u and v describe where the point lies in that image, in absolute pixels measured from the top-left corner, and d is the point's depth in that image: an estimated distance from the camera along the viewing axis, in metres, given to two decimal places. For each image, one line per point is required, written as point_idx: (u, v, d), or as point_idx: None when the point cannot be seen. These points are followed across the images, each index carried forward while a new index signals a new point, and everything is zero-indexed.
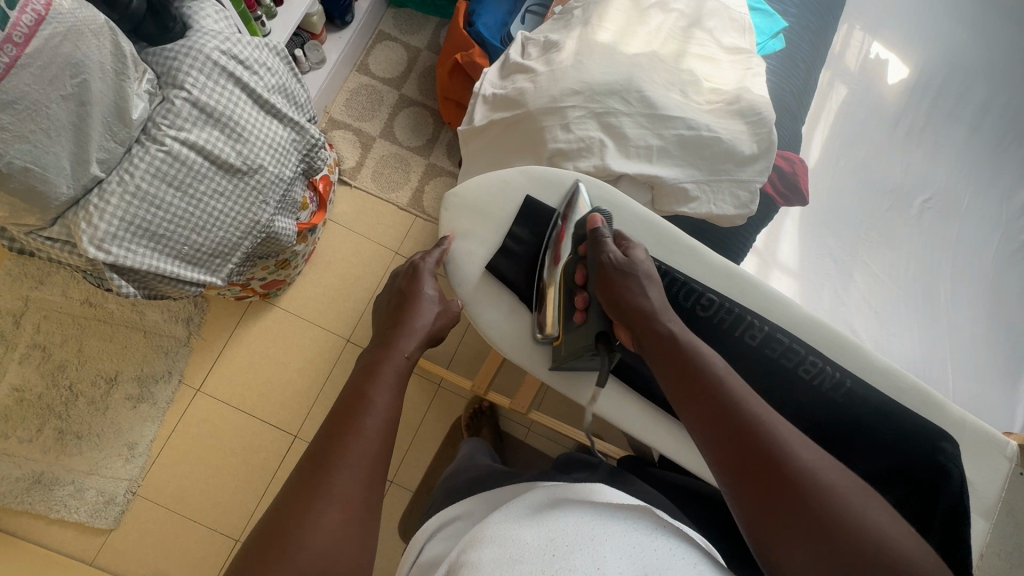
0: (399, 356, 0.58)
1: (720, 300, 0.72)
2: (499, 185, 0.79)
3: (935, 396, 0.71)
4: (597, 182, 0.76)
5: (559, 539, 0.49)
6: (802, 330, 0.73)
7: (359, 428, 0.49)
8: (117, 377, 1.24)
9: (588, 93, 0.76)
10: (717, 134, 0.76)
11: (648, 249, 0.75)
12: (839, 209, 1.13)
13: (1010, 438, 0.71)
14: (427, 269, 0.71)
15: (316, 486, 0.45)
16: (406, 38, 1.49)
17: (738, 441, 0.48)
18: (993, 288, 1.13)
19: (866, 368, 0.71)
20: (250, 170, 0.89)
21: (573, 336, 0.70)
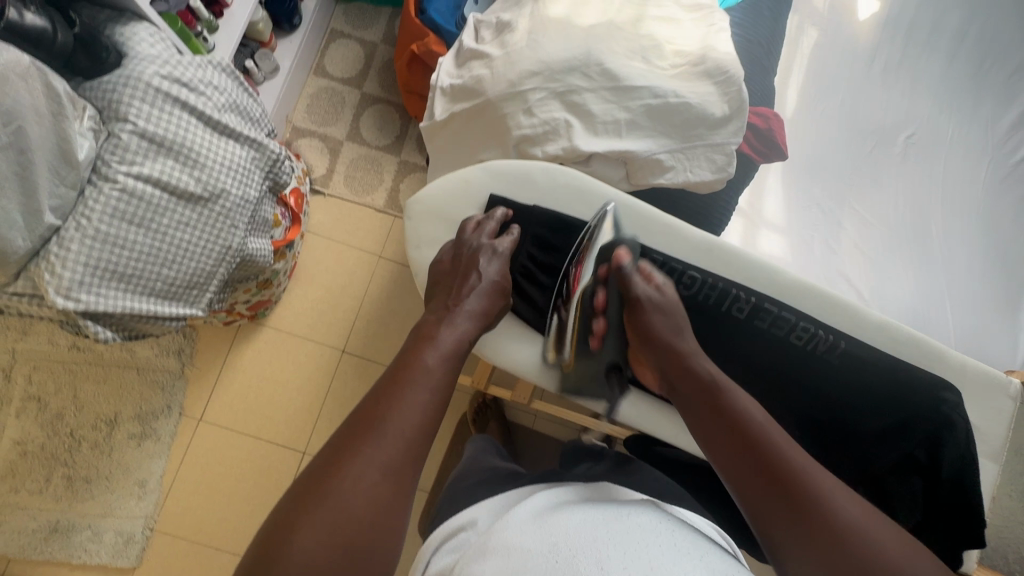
0: (425, 367, 0.54)
1: (703, 277, 0.70)
2: (460, 186, 0.77)
3: (935, 344, 0.69)
4: (565, 170, 0.75)
5: (564, 542, 0.49)
6: (793, 294, 0.71)
7: (367, 448, 0.48)
8: (117, 417, 1.23)
9: (547, 73, 0.73)
10: (686, 99, 0.73)
11: (620, 229, 0.73)
12: (821, 157, 1.10)
13: (1012, 376, 0.70)
14: (488, 248, 0.70)
15: (314, 506, 0.44)
16: (360, 33, 1.43)
17: (771, 479, 0.51)
18: (986, 219, 1.11)
19: (862, 325, 0.69)
20: (213, 196, 0.86)
21: (587, 362, 0.73)
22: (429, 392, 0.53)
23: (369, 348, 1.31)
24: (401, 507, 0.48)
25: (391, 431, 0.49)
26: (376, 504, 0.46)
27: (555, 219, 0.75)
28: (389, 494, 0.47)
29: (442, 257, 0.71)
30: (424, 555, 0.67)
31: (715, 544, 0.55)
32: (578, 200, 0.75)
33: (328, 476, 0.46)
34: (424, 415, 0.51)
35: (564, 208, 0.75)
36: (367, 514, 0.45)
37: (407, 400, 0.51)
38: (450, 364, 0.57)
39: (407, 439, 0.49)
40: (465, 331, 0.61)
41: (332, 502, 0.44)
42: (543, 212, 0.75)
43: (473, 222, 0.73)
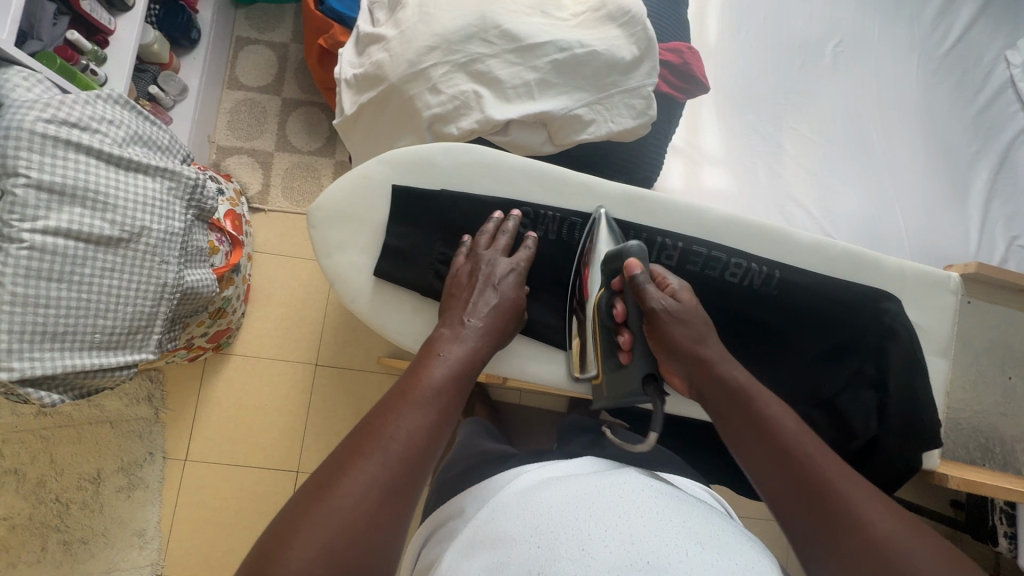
0: (431, 389, 0.54)
1: (625, 232, 0.71)
2: (360, 182, 0.73)
3: (870, 254, 0.70)
4: (465, 147, 0.72)
5: (544, 527, 0.48)
6: (719, 231, 0.70)
7: (366, 463, 0.47)
8: (101, 473, 1.21)
9: (444, 46, 0.70)
10: (592, 48, 0.71)
11: (532, 195, 0.73)
12: (751, 81, 1.08)
13: (952, 271, 0.71)
14: (505, 267, 0.68)
15: (303, 522, 0.43)
16: (267, 36, 1.36)
17: (797, 486, 0.51)
18: (924, 115, 1.10)
19: (794, 251, 0.70)
20: (133, 235, 0.82)
21: (615, 376, 0.66)
22: (432, 412, 0.53)
23: (342, 358, 1.29)
24: (397, 523, 0.47)
25: (388, 445, 0.49)
26: (371, 520, 0.45)
27: (464, 200, 0.73)
28: (386, 510, 0.46)
29: (458, 271, 0.68)
30: (414, 553, 0.68)
31: (702, 507, 0.53)
32: (486, 175, 0.73)
33: (319, 491, 0.45)
34: (422, 432, 0.51)
35: (473, 185, 0.73)
36: (362, 530, 0.44)
37: (407, 416, 0.51)
38: (451, 379, 0.57)
39: (406, 456, 0.49)
40: (473, 350, 0.61)
41: (323, 516, 0.43)
42: (452, 194, 0.72)
43: (488, 234, 0.70)
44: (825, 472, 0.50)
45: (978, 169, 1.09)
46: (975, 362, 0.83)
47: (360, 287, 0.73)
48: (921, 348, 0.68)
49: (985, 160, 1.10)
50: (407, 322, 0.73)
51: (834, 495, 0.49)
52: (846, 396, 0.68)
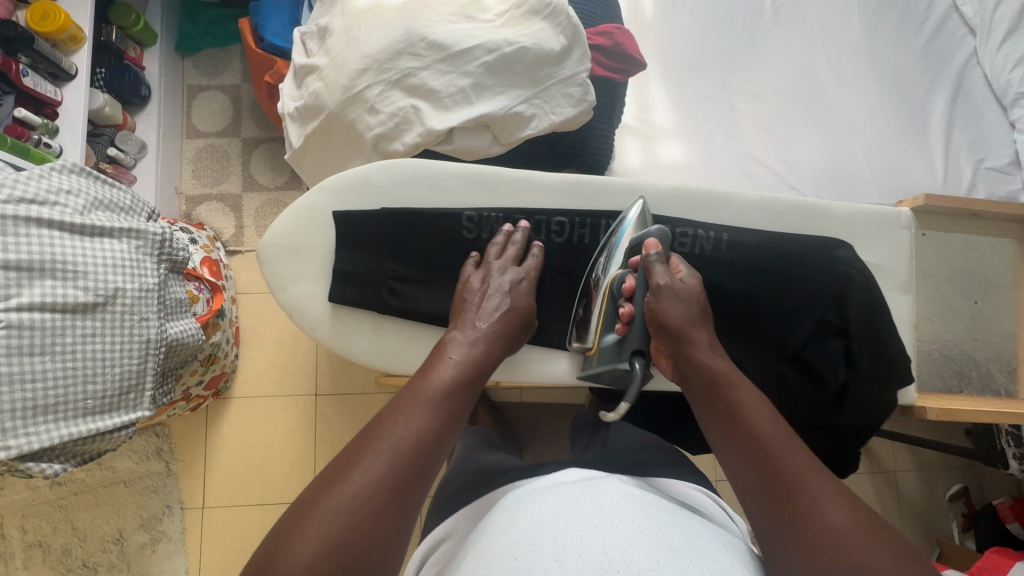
0: (435, 394, 0.57)
1: (570, 219, 0.74)
2: (305, 214, 0.74)
3: (818, 204, 0.72)
4: (403, 161, 0.73)
5: (522, 541, 0.49)
6: (661, 204, 0.73)
7: (369, 463, 0.50)
8: (123, 533, 1.22)
9: (376, 66, 0.71)
10: (520, 44, 0.71)
11: (477, 200, 0.74)
12: (696, 48, 1.08)
13: (901, 207, 0.73)
14: (514, 275, 0.70)
15: (309, 518, 0.46)
16: (218, 80, 1.37)
17: (760, 478, 0.52)
18: (873, 54, 1.10)
19: (741, 213, 0.72)
20: (108, 298, 0.83)
21: (610, 349, 0.68)
22: (436, 414, 0.55)
23: (341, 384, 1.30)
24: (402, 518, 0.49)
25: (389, 441, 0.51)
26: (374, 517, 0.47)
27: (408, 215, 0.73)
28: (390, 505, 0.48)
29: (468, 282, 0.70)
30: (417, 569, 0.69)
31: (680, 516, 0.55)
32: (434, 187, 0.74)
33: (324, 488, 0.48)
34: (425, 431, 0.54)
35: (413, 200, 0.73)
36: (364, 525, 0.46)
37: (409, 414, 0.54)
38: (455, 381, 0.59)
39: (411, 454, 0.51)
40: (479, 356, 0.63)
41: (323, 511, 0.46)
42: (398, 212, 0.73)
43: (495, 244, 0.72)
44: (792, 470, 0.51)
45: (933, 100, 1.09)
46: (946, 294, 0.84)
47: (331, 315, 0.73)
48: (878, 287, 0.69)
49: (940, 89, 1.09)
50: (371, 340, 0.74)
51: (794, 493, 0.50)
52: (813, 347, 0.69)
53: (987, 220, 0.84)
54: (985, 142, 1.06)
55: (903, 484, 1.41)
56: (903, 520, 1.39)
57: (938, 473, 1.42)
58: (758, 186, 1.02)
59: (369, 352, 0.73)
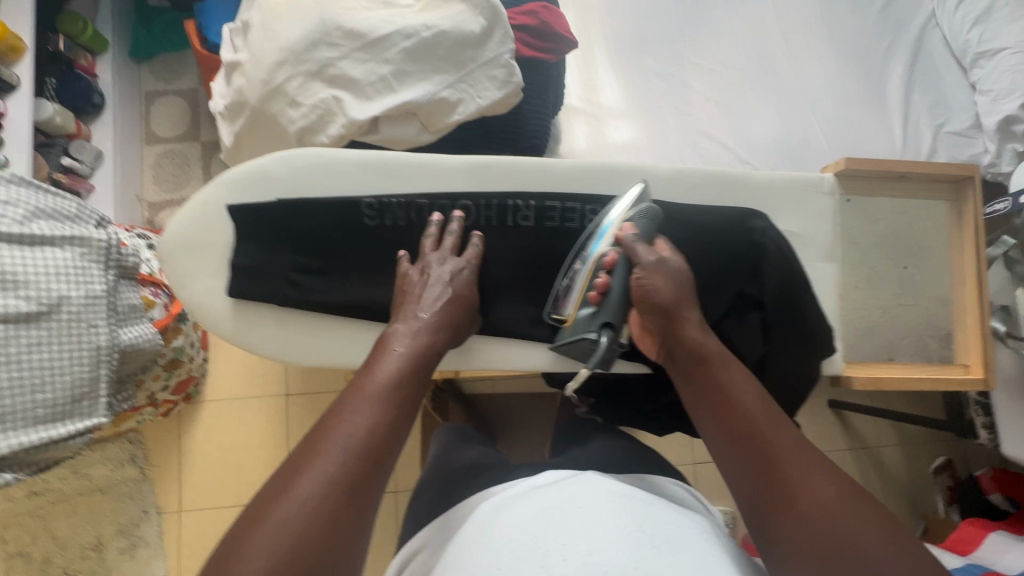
0: (385, 383, 0.55)
1: (475, 202, 0.73)
2: (201, 210, 0.72)
3: (736, 173, 0.73)
4: (298, 151, 0.71)
5: (507, 549, 0.48)
6: (571, 182, 0.74)
7: (319, 460, 0.48)
8: (102, 539, 1.23)
9: (293, 58, 0.69)
10: (438, 28, 0.70)
11: (378, 187, 0.72)
12: (644, 25, 1.06)
13: (825, 172, 0.74)
14: (456, 265, 0.69)
15: (259, 527, 0.44)
16: (175, 85, 1.37)
17: (746, 457, 0.52)
18: (828, 21, 1.07)
19: (651, 183, 0.73)
20: (53, 306, 0.83)
21: (583, 321, 0.67)
22: (388, 404, 0.53)
23: (311, 383, 1.30)
24: (363, 515, 0.47)
25: (342, 439, 0.49)
26: (334, 519, 0.45)
27: (314, 207, 0.71)
28: (349, 505, 0.46)
29: (406, 274, 0.68)
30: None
31: (653, 503, 0.56)
32: (361, 177, 0.72)
33: (275, 498, 0.46)
34: (380, 423, 0.52)
35: (313, 191, 0.72)
36: (325, 529, 0.45)
37: (362, 408, 0.52)
38: (406, 370, 0.57)
39: (368, 449, 0.49)
40: (425, 343, 0.61)
41: (275, 521, 0.44)
42: (304, 203, 0.71)
43: (433, 238, 0.70)
44: (779, 447, 0.50)
45: (891, 65, 1.06)
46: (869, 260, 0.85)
47: (264, 313, 0.73)
48: (793, 255, 0.71)
49: (899, 53, 1.06)
50: (276, 336, 0.73)
51: (780, 466, 0.49)
52: (736, 322, 0.70)
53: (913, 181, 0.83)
54: (946, 105, 1.04)
55: (887, 459, 1.39)
56: (888, 496, 1.37)
57: (922, 446, 1.39)
58: (712, 162, 1.00)
59: (300, 348, 0.73)
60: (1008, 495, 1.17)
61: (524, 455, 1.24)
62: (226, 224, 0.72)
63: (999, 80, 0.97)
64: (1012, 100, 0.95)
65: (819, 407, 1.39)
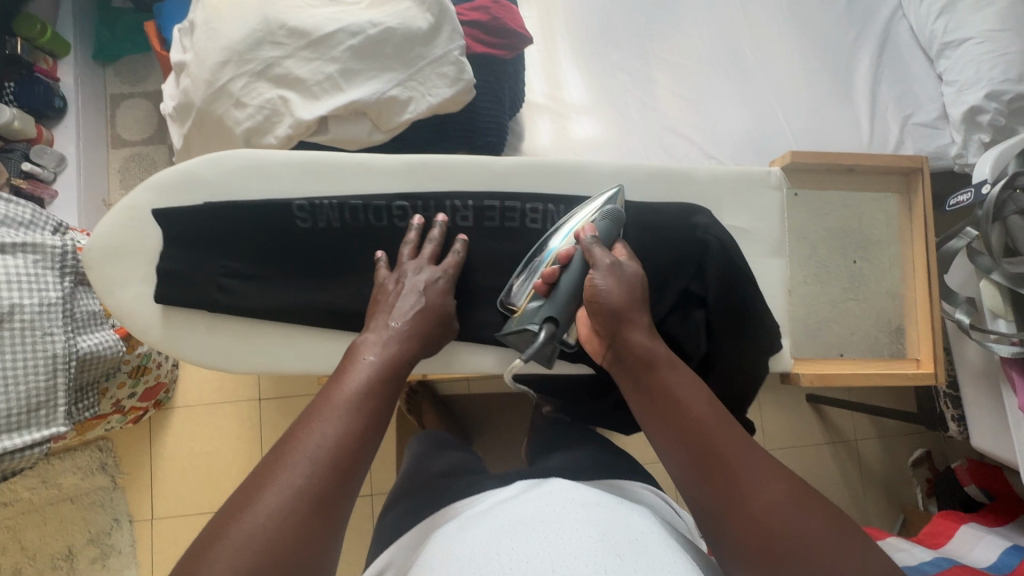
0: (349, 396, 0.53)
1: (411, 203, 0.72)
2: (127, 214, 0.70)
3: (681, 167, 0.75)
4: (227, 154, 0.70)
5: (468, 566, 0.46)
6: (510, 181, 0.73)
7: (282, 478, 0.45)
8: (73, 549, 1.22)
9: (236, 58, 0.68)
10: (385, 25, 0.69)
11: (308, 187, 0.71)
12: (608, 19, 1.05)
13: (773, 167, 0.77)
14: (433, 273, 0.67)
15: (217, 548, 0.41)
16: (141, 87, 1.35)
17: (694, 461, 0.51)
18: (795, 13, 1.06)
19: (593, 181, 0.74)
20: (5, 314, 0.80)
21: (529, 313, 0.65)
22: (357, 416, 0.52)
23: (284, 386, 1.29)
24: (331, 532, 0.45)
25: (310, 451, 0.47)
26: (300, 536, 0.43)
27: (248, 211, 0.70)
28: (316, 522, 0.44)
29: (383, 283, 0.67)
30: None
31: (616, 507, 0.55)
32: (306, 178, 0.71)
33: (236, 514, 0.44)
34: (349, 436, 0.50)
35: (243, 193, 0.70)
36: (290, 546, 0.42)
37: (330, 420, 0.50)
38: (376, 381, 0.56)
39: (336, 463, 0.48)
40: (398, 353, 0.60)
41: (237, 542, 0.42)
42: (239, 206, 0.70)
43: (411, 244, 0.69)
44: (731, 451, 0.50)
45: (858, 57, 1.05)
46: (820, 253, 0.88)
47: (211, 319, 0.71)
48: (737, 248, 0.72)
49: (865, 45, 1.05)
50: (207, 343, 0.71)
51: (735, 474, 0.48)
52: (683, 322, 0.71)
53: (864, 174, 0.85)
54: (913, 97, 1.03)
55: (865, 453, 1.38)
56: (866, 489, 1.36)
57: (900, 439, 1.39)
58: (677, 157, 0.99)
59: (248, 353, 0.71)
60: (983, 486, 1.14)
61: (499, 456, 1.23)
62: (175, 229, 0.70)
63: (964, 71, 0.96)
64: (976, 90, 0.94)
65: (796, 401, 1.38)
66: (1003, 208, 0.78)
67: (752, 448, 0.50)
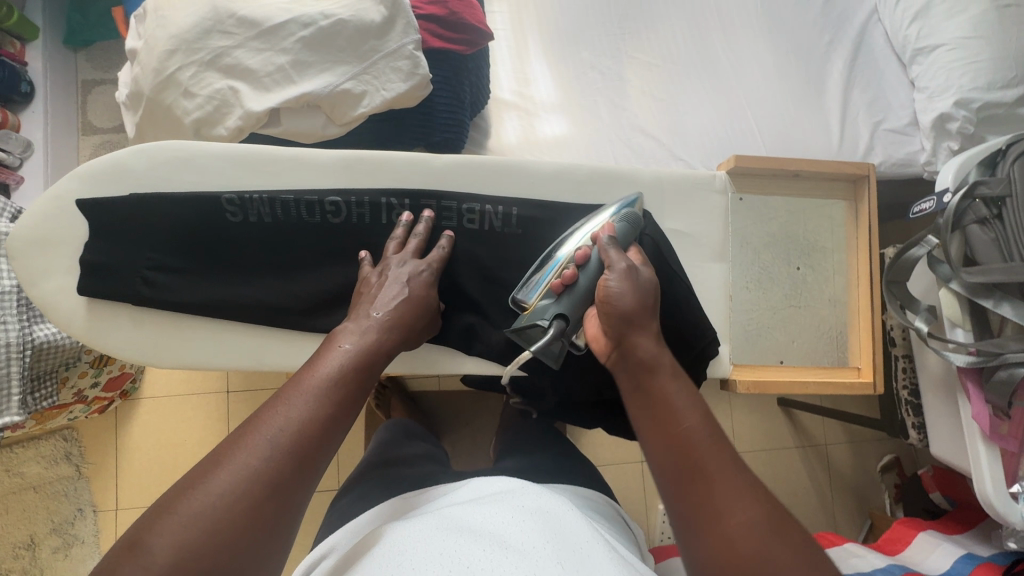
0: (324, 382, 0.50)
1: (346, 198, 0.71)
2: (53, 204, 0.69)
3: (628, 171, 0.75)
4: (162, 144, 0.69)
5: (408, 550, 0.45)
6: (452, 179, 0.73)
7: (241, 456, 0.43)
8: (35, 537, 1.21)
9: (184, 46, 0.66)
10: (337, 17, 0.68)
11: (245, 180, 0.71)
12: (581, 17, 1.04)
13: (719, 171, 0.78)
14: (416, 266, 0.66)
15: (160, 525, 0.39)
16: (114, 74, 1.34)
17: (676, 474, 0.46)
18: (767, 12, 1.05)
19: (540, 184, 0.74)
20: None
21: (542, 310, 0.63)
22: (328, 403, 0.49)
23: (253, 379, 1.28)
24: (284, 519, 0.42)
25: (271, 434, 0.44)
26: (250, 519, 0.40)
27: (184, 203, 0.69)
28: (270, 505, 0.41)
29: (366, 277, 0.66)
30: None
31: (572, 513, 0.51)
32: (243, 171, 0.70)
33: (187, 489, 0.41)
34: (316, 422, 0.47)
35: (176, 183, 0.70)
36: (240, 528, 0.39)
37: (297, 405, 0.47)
38: (350, 370, 0.53)
39: (298, 447, 0.45)
40: (377, 342, 0.57)
41: (183, 518, 0.39)
42: (177, 197, 0.69)
43: (396, 241, 0.69)
44: (714, 463, 0.45)
45: (831, 61, 1.04)
46: (768, 260, 0.87)
47: (154, 313, 0.70)
48: (671, 250, 0.73)
49: (840, 48, 1.05)
50: (134, 336, 0.70)
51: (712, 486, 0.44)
52: None
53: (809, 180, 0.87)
54: (884, 103, 1.02)
55: (835, 458, 1.38)
56: (835, 493, 1.37)
57: (870, 445, 1.39)
58: (645, 158, 0.98)
59: (193, 349, 0.71)
60: (946, 493, 1.14)
61: (467, 453, 1.23)
62: (114, 218, 0.69)
63: (935, 77, 0.95)
64: (946, 98, 0.93)
65: (768, 405, 1.38)
66: (962, 218, 0.78)
67: (735, 468, 0.45)
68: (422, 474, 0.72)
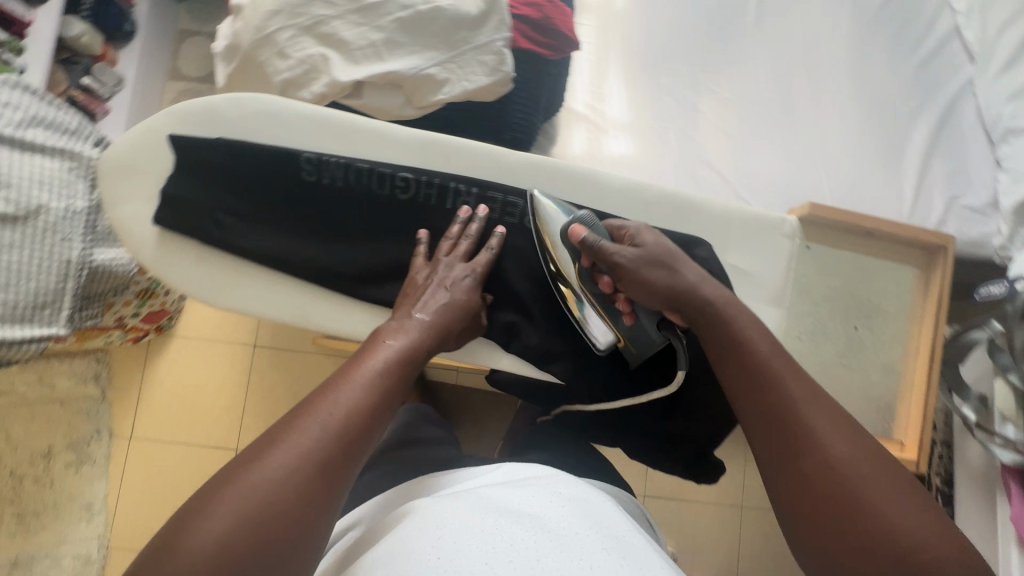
0: (370, 371, 0.51)
1: (417, 176, 0.72)
2: (144, 135, 0.73)
3: (695, 200, 0.75)
4: (250, 96, 0.72)
5: (450, 526, 0.45)
6: (520, 176, 0.74)
7: (290, 436, 0.44)
8: (52, 449, 1.27)
9: (287, 9, 0.68)
10: (436, 4, 0.69)
11: (324, 144, 0.73)
12: (666, 42, 1.04)
13: (789, 216, 0.76)
14: (463, 271, 0.67)
15: (220, 497, 0.41)
16: (207, 28, 1.40)
17: (764, 420, 0.53)
18: (857, 64, 1.02)
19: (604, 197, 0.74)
20: (30, 212, 0.82)
21: (640, 336, 0.66)
22: (374, 390, 0.50)
23: (280, 338, 1.31)
24: (330, 498, 0.43)
25: (321, 417, 0.45)
26: (301, 496, 0.42)
27: (263, 153, 0.72)
28: (317, 485, 0.43)
29: (415, 275, 0.67)
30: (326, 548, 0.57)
31: (606, 505, 0.52)
32: (324, 135, 0.73)
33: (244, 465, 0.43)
34: (360, 408, 0.48)
35: (258, 135, 0.73)
36: (291, 503, 0.41)
37: (346, 391, 0.49)
38: (395, 363, 0.54)
39: (345, 432, 0.46)
40: (421, 339, 0.58)
41: (240, 491, 0.41)
42: (258, 147, 0.72)
43: (448, 243, 0.70)
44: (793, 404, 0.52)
45: (916, 126, 1.01)
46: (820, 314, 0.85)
47: (212, 253, 0.73)
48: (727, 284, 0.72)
49: (926, 114, 1.01)
50: (191, 273, 0.73)
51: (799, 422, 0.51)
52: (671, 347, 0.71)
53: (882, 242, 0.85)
54: (965, 177, 0.98)
55: None
56: None
57: None
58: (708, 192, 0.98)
59: (241, 296, 0.73)
60: None
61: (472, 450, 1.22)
62: (195, 157, 0.72)
63: None
64: None
65: None
66: None
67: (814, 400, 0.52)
68: (436, 459, 0.72)
